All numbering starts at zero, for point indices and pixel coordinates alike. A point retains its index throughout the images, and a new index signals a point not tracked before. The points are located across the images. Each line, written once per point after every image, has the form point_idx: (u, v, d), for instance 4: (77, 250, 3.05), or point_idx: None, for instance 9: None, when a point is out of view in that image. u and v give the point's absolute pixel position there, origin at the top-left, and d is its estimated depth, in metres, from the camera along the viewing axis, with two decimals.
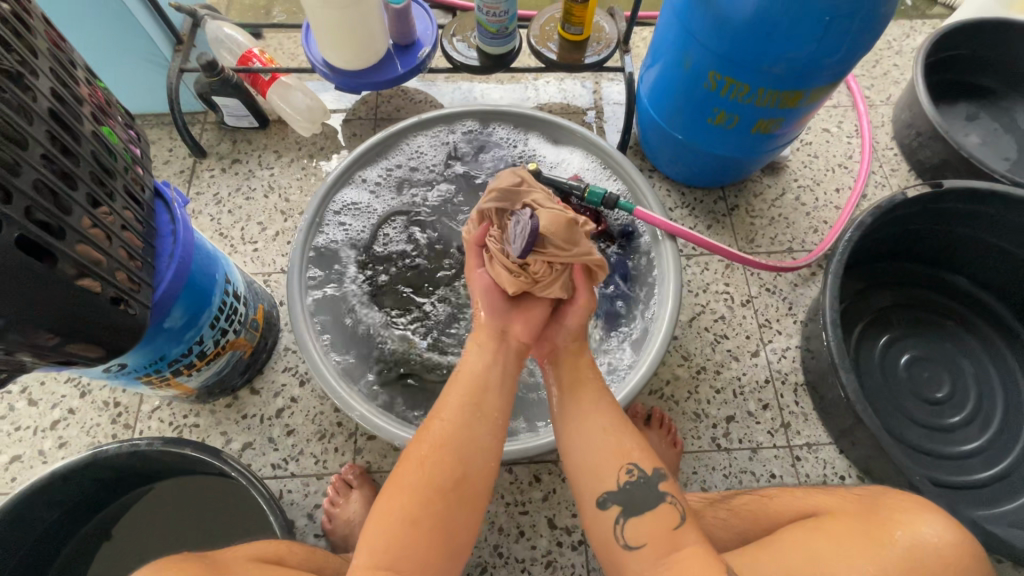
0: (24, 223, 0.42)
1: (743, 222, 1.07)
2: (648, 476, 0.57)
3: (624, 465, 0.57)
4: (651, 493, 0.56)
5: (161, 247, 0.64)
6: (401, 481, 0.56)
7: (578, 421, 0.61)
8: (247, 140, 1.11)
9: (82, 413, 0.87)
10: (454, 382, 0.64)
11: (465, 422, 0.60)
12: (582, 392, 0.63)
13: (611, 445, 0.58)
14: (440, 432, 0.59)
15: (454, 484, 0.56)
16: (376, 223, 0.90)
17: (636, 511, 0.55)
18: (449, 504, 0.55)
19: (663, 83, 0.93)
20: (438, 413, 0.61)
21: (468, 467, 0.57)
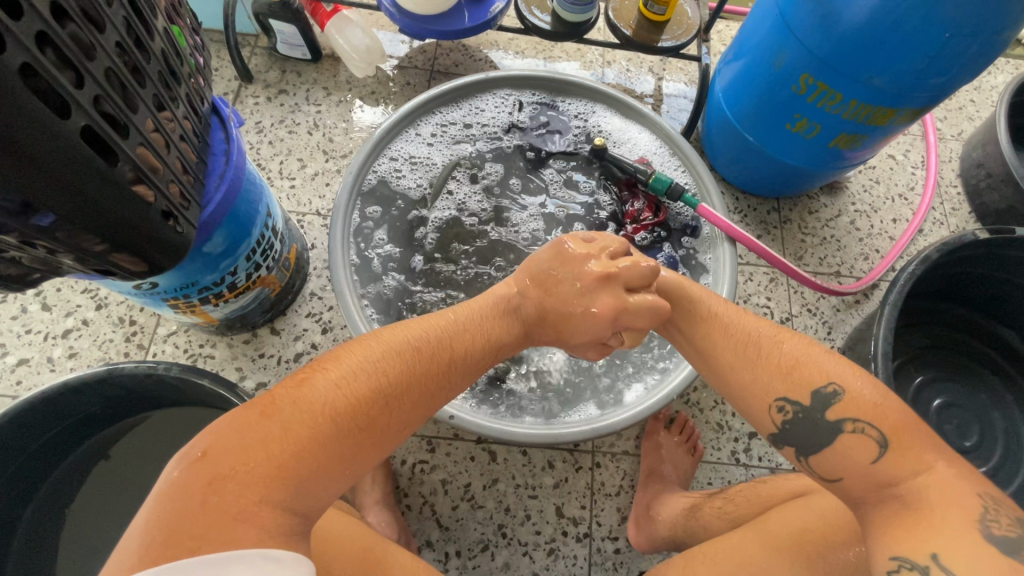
0: (92, 114, 0.38)
1: (794, 237, 1.04)
2: (806, 407, 0.53)
3: (774, 403, 0.55)
4: (819, 425, 0.53)
5: (212, 165, 0.60)
6: (302, 400, 0.43)
7: (716, 370, 0.59)
8: (296, 72, 1.06)
9: (96, 325, 0.85)
10: (424, 330, 0.53)
11: (408, 378, 0.49)
12: (701, 335, 0.60)
13: (757, 383, 0.55)
14: (371, 376, 0.47)
15: (361, 441, 0.45)
16: (423, 176, 0.86)
17: (814, 449, 0.53)
18: (344, 464, 0.44)
19: (743, 79, 0.89)
20: (391, 352, 0.50)
21: (384, 433, 0.47)
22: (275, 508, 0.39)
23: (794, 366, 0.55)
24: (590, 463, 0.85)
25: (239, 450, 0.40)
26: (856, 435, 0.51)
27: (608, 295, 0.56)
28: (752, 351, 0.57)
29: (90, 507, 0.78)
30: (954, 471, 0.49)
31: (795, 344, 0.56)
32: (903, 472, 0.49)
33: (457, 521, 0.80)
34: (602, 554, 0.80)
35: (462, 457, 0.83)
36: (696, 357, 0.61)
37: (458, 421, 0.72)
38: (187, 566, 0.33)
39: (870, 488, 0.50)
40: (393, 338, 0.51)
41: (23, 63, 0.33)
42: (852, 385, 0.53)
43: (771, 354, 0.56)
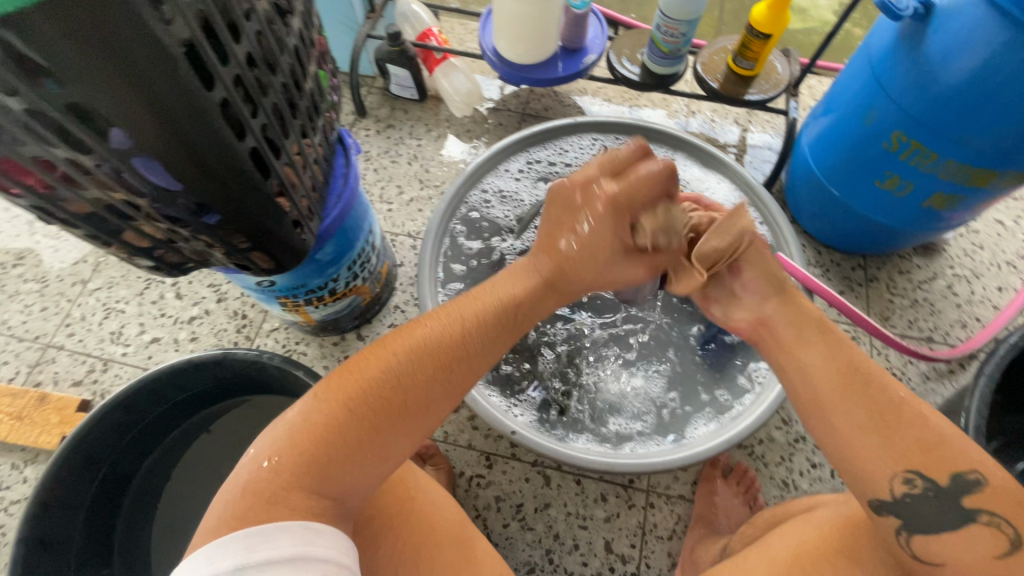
0: (259, 138, 0.48)
1: (881, 296, 0.99)
2: (939, 488, 0.48)
3: (902, 475, 0.49)
4: (945, 508, 0.48)
5: (333, 185, 0.70)
6: (325, 388, 0.47)
7: (835, 417, 0.51)
8: (404, 110, 1.19)
9: (215, 315, 0.98)
10: (444, 311, 0.53)
11: (426, 367, 0.49)
12: (827, 375, 0.53)
13: (886, 449, 0.49)
14: (381, 360, 0.48)
15: (375, 427, 0.46)
16: (511, 210, 0.93)
17: (931, 530, 0.49)
18: (361, 450, 0.46)
19: (832, 133, 0.89)
20: (407, 337, 0.50)
21: (400, 415, 0.47)
22: (303, 491, 0.44)
23: (938, 444, 0.48)
24: (644, 502, 0.84)
25: (283, 437, 0.46)
26: (988, 527, 0.47)
27: (592, 194, 0.54)
28: (891, 413, 0.49)
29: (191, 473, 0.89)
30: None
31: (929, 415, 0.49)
32: None
33: (506, 540, 0.82)
34: None
35: (517, 477, 0.86)
36: (810, 391, 0.53)
37: (518, 438, 0.71)
38: (235, 538, 0.40)
39: None
40: (418, 327, 0.51)
41: (222, 98, 0.42)
42: None
43: (897, 428, 0.49)
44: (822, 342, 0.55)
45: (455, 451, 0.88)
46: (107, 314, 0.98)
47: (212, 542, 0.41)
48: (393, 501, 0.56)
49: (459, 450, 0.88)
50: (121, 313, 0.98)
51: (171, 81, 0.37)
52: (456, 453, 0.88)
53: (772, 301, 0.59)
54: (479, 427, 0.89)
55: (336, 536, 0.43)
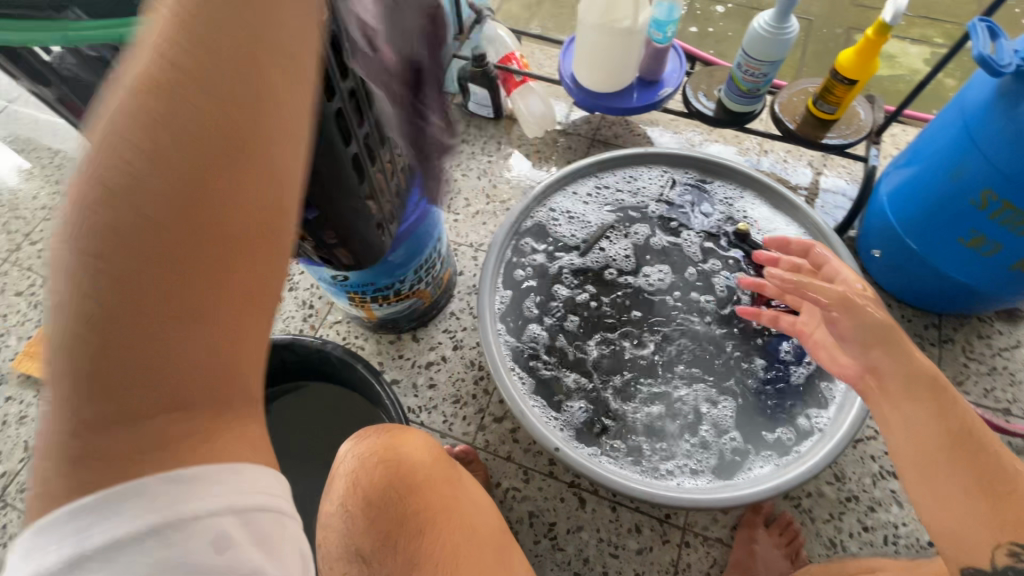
0: (362, 147, 0.52)
1: (955, 359, 0.94)
2: None
3: (1005, 544, 0.49)
4: None
5: (413, 193, 0.75)
6: (48, 268, 0.27)
7: (932, 472, 0.54)
8: (479, 127, 1.24)
9: (285, 303, 1.05)
10: (138, 56, 0.28)
11: (173, 115, 0.27)
12: (931, 432, 0.54)
13: (989, 514, 0.50)
14: (92, 179, 0.27)
15: (158, 278, 0.27)
16: (575, 230, 0.93)
17: None
18: (161, 321, 0.27)
19: (915, 183, 0.86)
20: (105, 121, 0.27)
21: (183, 241, 0.27)
22: (152, 433, 0.29)
23: None
24: (679, 540, 0.82)
25: (57, 385, 0.28)
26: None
27: None
28: (996, 480, 0.51)
29: None
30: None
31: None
32: None
33: (535, 557, 0.82)
34: None
35: (553, 495, 0.86)
36: (909, 445, 0.56)
37: (561, 455, 0.71)
38: (80, 519, 0.27)
39: None
40: (113, 95, 0.27)
41: (339, 109, 0.47)
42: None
43: (1014, 498, 0.50)
44: (930, 401, 0.56)
45: (493, 461, 0.89)
46: None
47: (37, 531, 0.28)
48: (436, 499, 0.55)
49: (498, 460, 0.90)
50: None
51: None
52: (495, 463, 0.89)
53: (876, 350, 0.60)
54: (520, 440, 0.90)
55: (213, 487, 0.29)
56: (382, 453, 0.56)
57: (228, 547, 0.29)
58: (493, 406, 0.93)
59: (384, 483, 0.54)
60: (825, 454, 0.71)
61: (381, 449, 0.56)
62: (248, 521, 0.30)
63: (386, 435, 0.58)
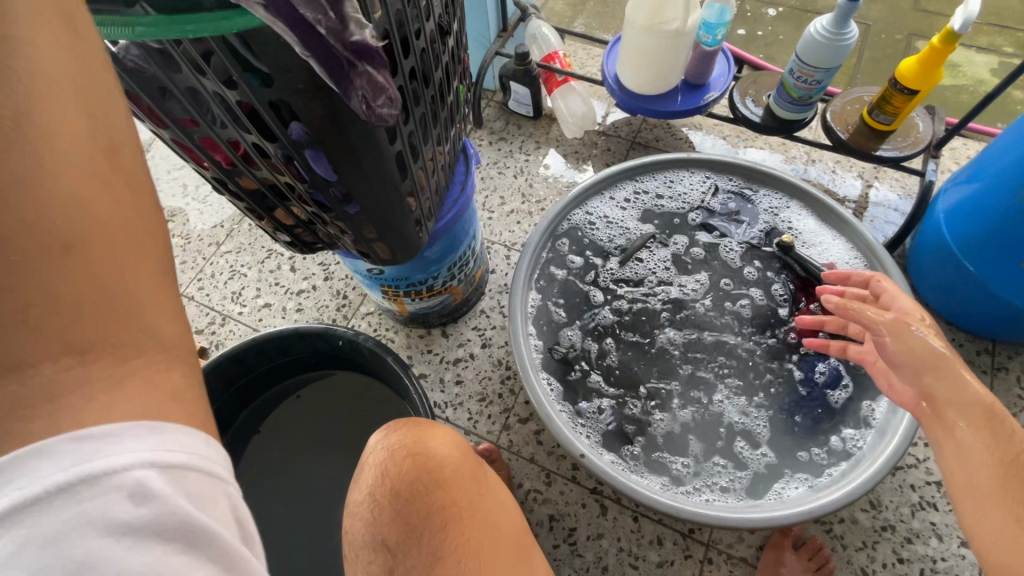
0: (406, 144, 0.53)
1: (1008, 389, 0.89)
2: None
3: None
4: None
5: (452, 191, 0.75)
6: None
7: (983, 503, 0.51)
8: (518, 125, 1.24)
9: (320, 292, 1.07)
10: None
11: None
12: (981, 460, 0.52)
13: None
14: None
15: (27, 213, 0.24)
16: (611, 234, 0.92)
17: None
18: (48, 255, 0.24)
19: (976, 202, 0.81)
20: None
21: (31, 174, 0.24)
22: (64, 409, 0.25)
23: None
24: (701, 555, 0.81)
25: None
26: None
27: None
28: None
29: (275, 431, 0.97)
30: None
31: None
32: None
33: (553, 561, 0.82)
34: None
35: (574, 500, 0.85)
36: (959, 474, 0.53)
37: (586, 462, 0.70)
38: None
39: None
40: None
41: None
42: None
43: None
44: (984, 429, 0.53)
45: (516, 461, 0.89)
46: (232, 275, 1.10)
47: None
48: (463, 493, 0.55)
49: (521, 461, 0.89)
50: (243, 276, 1.10)
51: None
52: (517, 464, 0.89)
53: (927, 376, 0.57)
54: (544, 443, 0.90)
55: (133, 440, 0.25)
56: (411, 446, 0.56)
57: (152, 499, 0.25)
58: (518, 406, 0.93)
59: (412, 475, 0.54)
60: (864, 480, 0.68)
61: (410, 442, 0.57)
62: (177, 475, 0.26)
63: (416, 429, 0.58)
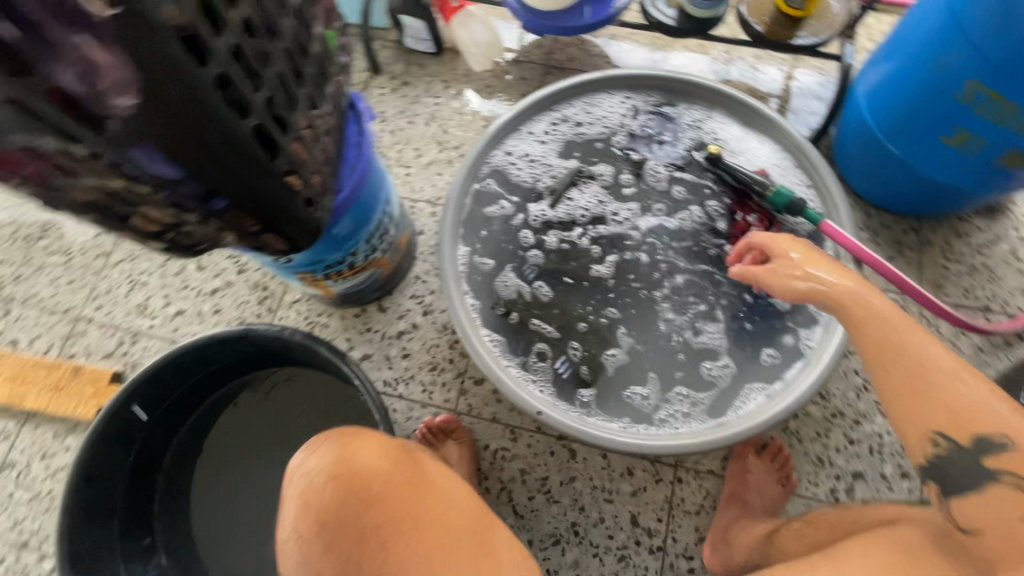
0: (265, 115, 0.44)
1: (934, 263, 0.92)
2: (967, 451, 0.49)
3: (930, 437, 0.51)
4: (971, 469, 0.49)
5: (347, 156, 0.66)
6: None
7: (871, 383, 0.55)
8: (420, 65, 1.12)
9: (237, 287, 0.97)
10: None
11: None
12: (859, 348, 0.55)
13: (919, 413, 0.51)
14: None
15: None
16: (535, 174, 0.86)
17: (960, 490, 0.50)
18: None
19: (894, 81, 0.79)
20: None
21: None
22: None
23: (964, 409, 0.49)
24: (671, 477, 0.83)
25: None
26: (1012, 487, 0.47)
27: None
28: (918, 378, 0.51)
29: (222, 445, 0.91)
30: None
31: (971, 395, 0.50)
32: None
33: (532, 512, 0.82)
34: (674, 570, 0.79)
35: (542, 450, 0.85)
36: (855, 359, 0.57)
37: (544, 419, 0.68)
38: None
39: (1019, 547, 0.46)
40: None
41: (220, 73, 0.38)
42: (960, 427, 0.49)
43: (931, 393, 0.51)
44: (853, 317, 0.56)
45: (479, 424, 0.87)
46: (132, 287, 0.98)
47: None
48: (395, 505, 0.52)
49: (484, 423, 0.87)
50: (146, 286, 0.98)
51: (161, 51, 0.34)
52: (480, 427, 0.87)
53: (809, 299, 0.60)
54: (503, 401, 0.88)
55: None
56: (341, 461, 0.52)
57: None
58: (472, 368, 0.90)
59: (340, 496, 0.51)
60: (813, 381, 0.71)
61: (340, 458, 0.52)
62: None
63: (345, 440, 0.53)
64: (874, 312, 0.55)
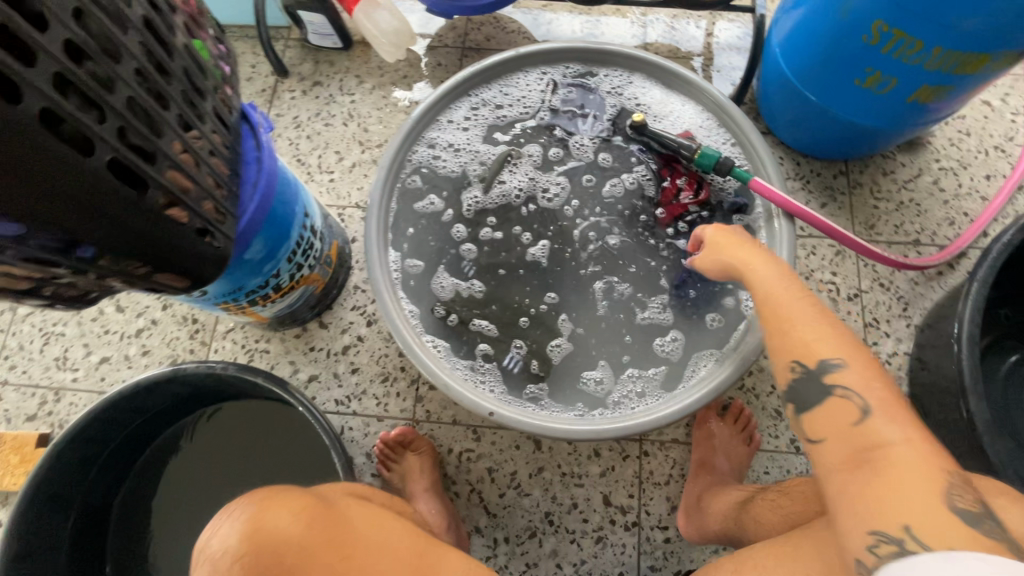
0: (118, 146, 0.39)
1: (865, 203, 0.94)
2: (812, 369, 0.53)
3: (788, 361, 0.55)
4: (816, 386, 0.53)
5: (246, 173, 0.61)
6: None
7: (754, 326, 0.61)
8: (329, 62, 1.05)
9: (163, 324, 0.91)
10: None
11: None
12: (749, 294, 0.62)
13: (782, 341, 0.56)
14: None
15: None
16: (460, 165, 0.82)
17: (809, 409, 0.53)
18: None
19: (805, 28, 0.78)
20: None
21: None
22: None
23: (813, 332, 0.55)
24: (638, 452, 0.83)
25: None
26: (845, 399, 0.51)
27: None
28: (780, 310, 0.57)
29: (171, 498, 0.83)
30: (916, 446, 0.46)
31: (812, 328, 0.55)
32: (881, 436, 0.47)
33: (505, 508, 0.81)
34: (651, 543, 0.79)
35: (507, 446, 0.83)
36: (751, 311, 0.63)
37: (498, 419, 0.66)
38: None
39: (853, 454, 0.48)
40: None
41: (44, 108, 0.34)
42: (811, 349, 0.54)
43: (790, 320, 0.56)
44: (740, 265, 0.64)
45: (439, 429, 0.85)
46: (47, 340, 0.91)
47: None
48: (321, 561, 0.50)
49: (445, 427, 0.85)
50: (62, 337, 0.91)
51: None
52: (441, 431, 0.85)
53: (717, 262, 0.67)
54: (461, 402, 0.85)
55: None
56: (251, 531, 0.48)
57: None
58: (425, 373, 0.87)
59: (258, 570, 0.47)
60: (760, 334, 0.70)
61: (249, 527, 0.48)
62: None
63: (258, 504, 0.49)
64: (752, 276, 0.62)
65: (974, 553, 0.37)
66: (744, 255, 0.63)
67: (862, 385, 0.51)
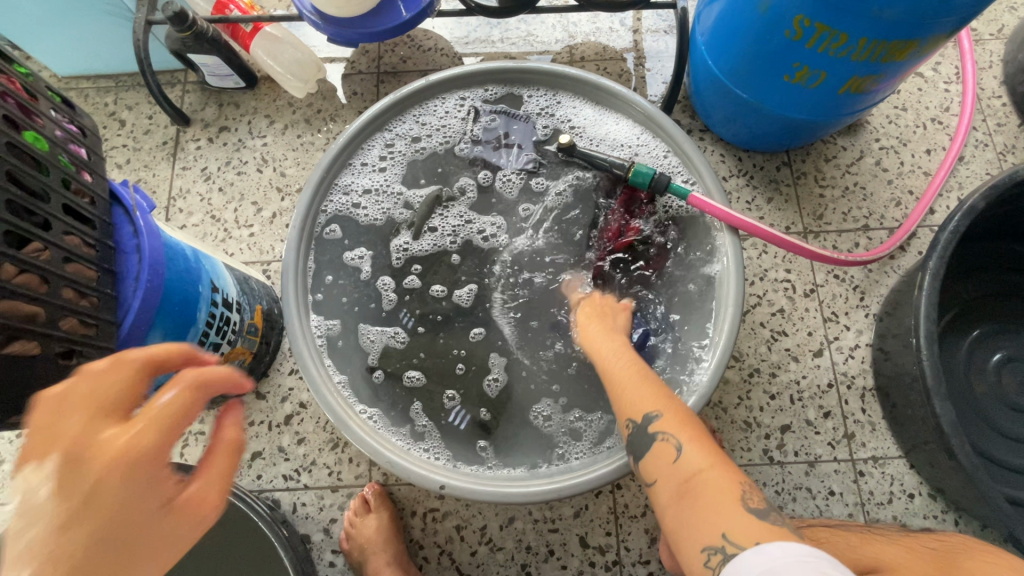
0: None
1: (810, 193, 0.91)
2: (641, 421, 0.55)
3: (624, 421, 0.57)
4: (644, 436, 0.54)
5: (126, 266, 0.53)
6: None
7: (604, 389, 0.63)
8: (234, 103, 0.97)
9: None
10: None
11: None
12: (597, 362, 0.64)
13: (619, 401, 0.58)
14: None
15: None
16: (383, 208, 0.76)
17: (643, 457, 0.54)
18: None
19: (728, 24, 0.74)
20: None
21: None
22: None
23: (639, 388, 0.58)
24: (610, 486, 0.78)
25: None
26: (667, 443, 0.53)
27: None
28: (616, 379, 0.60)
29: None
30: (721, 471, 0.49)
31: (638, 388, 0.58)
32: (694, 467, 0.50)
33: (478, 566, 0.77)
34: None
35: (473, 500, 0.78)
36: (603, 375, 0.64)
37: (450, 491, 0.61)
38: None
39: (677, 488, 0.50)
40: None
41: None
42: (636, 403, 0.56)
43: (623, 384, 0.59)
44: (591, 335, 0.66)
45: (399, 492, 0.79)
46: None
47: None
48: None
49: (406, 488, 0.80)
50: None
51: None
52: (401, 494, 0.79)
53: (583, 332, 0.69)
54: None
55: None
56: None
57: None
58: None
59: None
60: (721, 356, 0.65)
61: None
62: None
63: None
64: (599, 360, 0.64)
65: (773, 545, 0.41)
66: (591, 340, 0.65)
67: (679, 426, 0.53)
